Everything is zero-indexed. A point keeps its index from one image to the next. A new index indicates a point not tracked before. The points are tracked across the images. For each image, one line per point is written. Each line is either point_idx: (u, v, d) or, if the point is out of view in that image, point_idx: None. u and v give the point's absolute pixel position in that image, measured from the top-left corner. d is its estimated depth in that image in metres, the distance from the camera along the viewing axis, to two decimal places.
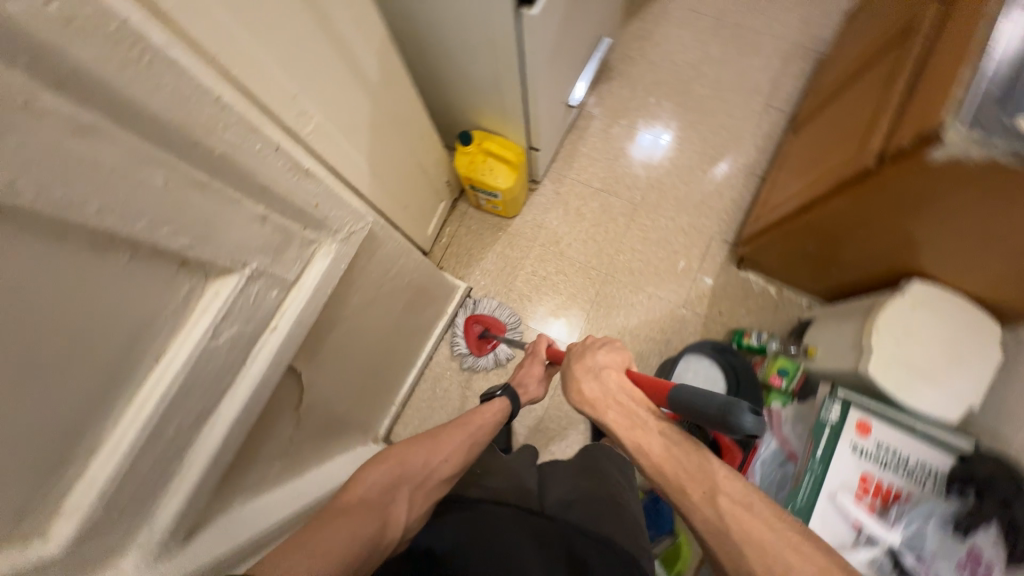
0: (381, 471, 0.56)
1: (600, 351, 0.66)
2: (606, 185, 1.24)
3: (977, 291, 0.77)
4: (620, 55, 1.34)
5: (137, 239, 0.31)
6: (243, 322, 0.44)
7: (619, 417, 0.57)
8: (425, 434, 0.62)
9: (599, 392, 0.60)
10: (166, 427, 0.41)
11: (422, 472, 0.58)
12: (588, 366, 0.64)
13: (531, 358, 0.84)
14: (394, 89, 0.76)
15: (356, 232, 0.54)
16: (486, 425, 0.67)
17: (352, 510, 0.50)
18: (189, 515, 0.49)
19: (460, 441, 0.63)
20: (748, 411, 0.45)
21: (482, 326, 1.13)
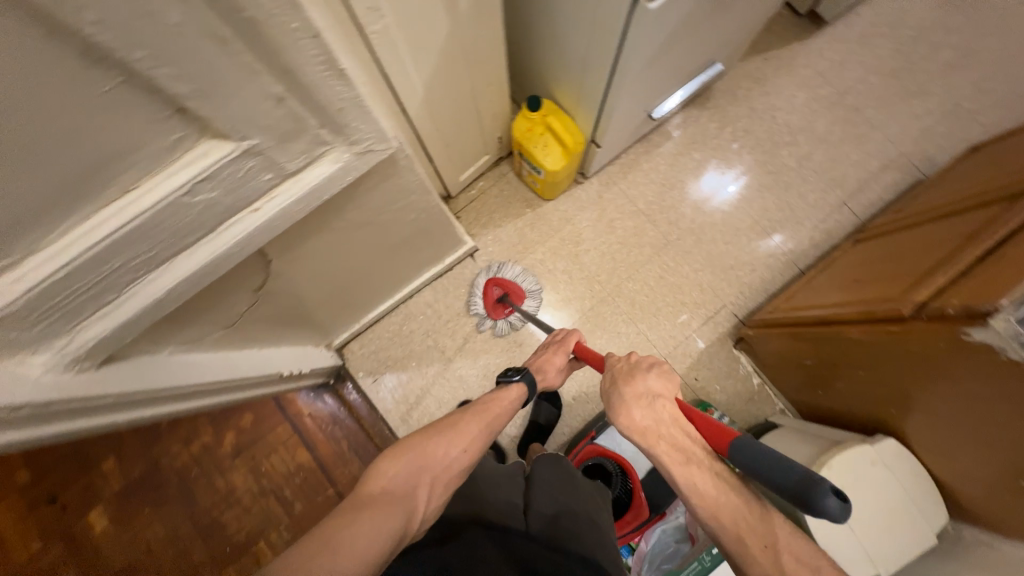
0: (400, 462, 0.53)
1: (651, 374, 0.59)
2: (648, 209, 1.19)
3: (941, 472, 0.75)
4: (726, 87, 1.25)
5: (134, 67, 0.29)
6: (224, 191, 0.42)
7: (670, 454, 0.50)
8: (443, 424, 0.59)
9: (651, 420, 0.53)
10: (112, 258, 0.40)
11: (442, 463, 0.55)
12: (640, 391, 0.57)
13: (557, 347, 0.82)
14: (483, 23, 0.71)
15: (375, 150, 0.50)
16: (504, 414, 0.65)
17: (375, 503, 0.48)
18: (112, 345, 0.49)
19: (478, 431, 0.60)
20: (831, 492, 0.40)
21: (500, 290, 1.11)
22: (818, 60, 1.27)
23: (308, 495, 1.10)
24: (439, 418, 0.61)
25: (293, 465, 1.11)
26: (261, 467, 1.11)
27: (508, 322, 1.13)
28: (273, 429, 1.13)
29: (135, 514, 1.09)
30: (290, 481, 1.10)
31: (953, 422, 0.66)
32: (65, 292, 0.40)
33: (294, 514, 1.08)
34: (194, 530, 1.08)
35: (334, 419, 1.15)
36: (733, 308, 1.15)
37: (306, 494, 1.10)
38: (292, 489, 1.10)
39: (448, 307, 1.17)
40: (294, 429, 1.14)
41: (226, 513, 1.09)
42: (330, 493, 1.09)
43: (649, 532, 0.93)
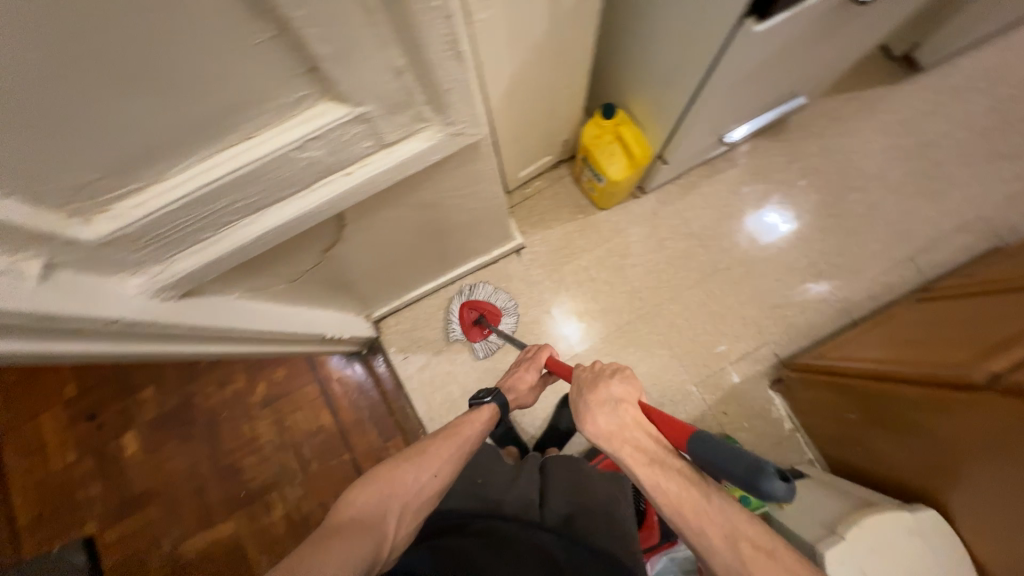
0: (370, 489, 0.57)
1: (613, 382, 0.60)
2: (702, 233, 1.17)
3: (969, 539, 0.72)
4: (802, 121, 1.21)
5: (289, 22, 0.31)
6: (327, 151, 0.44)
7: (632, 455, 0.52)
8: (413, 450, 0.62)
9: (614, 425, 0.55)
10: (218, 198, 0.43)
11: (411, 490, 0.58)
12: (602, 398, 0.58)
13: (529, 365, 0.84)
14: (577, 26, 0.71)
15: (466, 134, 0.51)
16: (475, 435, 0.68)
17: (345, 531, 0.51)
18: (193, 281, 0.52)
19: (448, 457, 0.63)
20: (774, 476, 0.44)
21: (476, 313, 1.11)
22: (905, 107, 1.22)
23: (324, 457, 1.13)
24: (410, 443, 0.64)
25: (315, 425, 1.14)
26: (284, 422, 1.15)
27: (487, 343, 1.13)
28: (301, 388, 1.17)
29: (164, 444, 1.15)
30: (309, 441, 1.14)
31: (993, 495, 0.64)
32: (171, 223, 0.43)
33: (308, 472, 1.12)
34: (214, 469, 1.14)
35: (359, 388, 1.17)
36: (775, 347, 1.11)
37: (322, 455, 1.13)
38: (310, 449, 1.13)
39: None
40: (320, 390, 1.16)
41: (246, 459, 1.13)
42: (345, 459, 1.12)
43: (658, 556, 0.90)
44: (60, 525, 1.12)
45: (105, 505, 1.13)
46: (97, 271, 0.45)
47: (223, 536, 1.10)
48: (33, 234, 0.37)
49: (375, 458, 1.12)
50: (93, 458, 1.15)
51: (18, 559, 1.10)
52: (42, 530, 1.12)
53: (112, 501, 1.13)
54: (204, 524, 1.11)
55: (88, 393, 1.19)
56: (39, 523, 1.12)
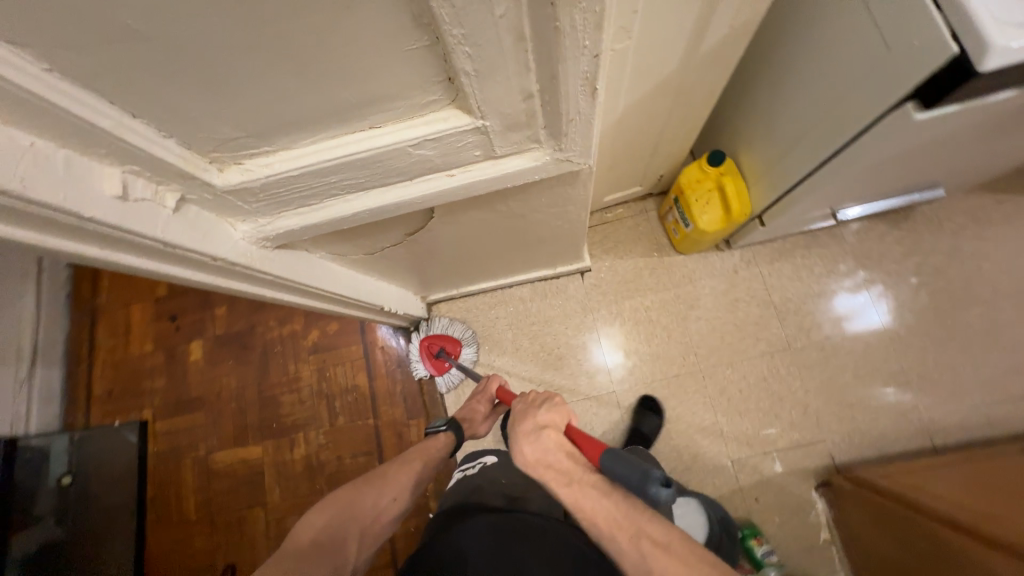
0: (332, 513, 0.67)
1: (539, 409, 0.62)
2: (783, 304, 1.09)
3: None
4: (935, 212, 1.08)
5: (444, 38, 0.31)
6: (438, 152, 0.45)
7: (556, 481, 0.56)
8: (373, 478, 0.73)
9: (539, 455, 0.58)
10: (332, 173, 0.46)
11: (369, 515, 0.69)
12: (527, 428, 0.60)
13: (480, 397, 0.93)
14: (711, 70, 0.68)
15: (573, 161, 0.51)
16: (430, 461, 0.78)
17: (310, 552, 0.61)
18: (288, 237, 0.56)
19: (403, 481, 0.73)
20: (659, 482, 0.50)
21: (433, 347, 1.13)
22: None
23: (351, 415, 1.19)
24: (372, 471, 0.74)
25: (350, 383, 1.21)
26: (325, 372, 1.22)
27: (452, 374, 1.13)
28: (347, 346, 1.23)
29: (221, 360, 1.27)
30: (343, 396, 1.20)
31: None
32: (287, 186, 0.47)
33: (334, 425, 1.19)
34: (256, 396, 1.24)
35: (399, 361, 1.21)
36: (833, 448, 1.01)
37: (349, 413, 1.19)
38: (340, 404, 1.20)
39: (539, 311, 1.17)
40: (364, 352, 1.22)
41: (284, 396, 1.22)
42: (369, 423, 1.18)
43: None
44: (125, 405, 1.28)
45: (162, 398, 1.27)
46: (217, 211, 0.49)
47: (249, 457, 1.20)
48: (178, 172, 0.41)
49: (395, 431, 1.17)
50: (163, 355, 1.30)
51: (88, 423, 1.27)
52: (111, 403, 1.28)
53: (169, 396, 1.27)
54: (236, 443, 1.22)
55: (173, 298, 1.34)
56: (109, 398, 1.29)
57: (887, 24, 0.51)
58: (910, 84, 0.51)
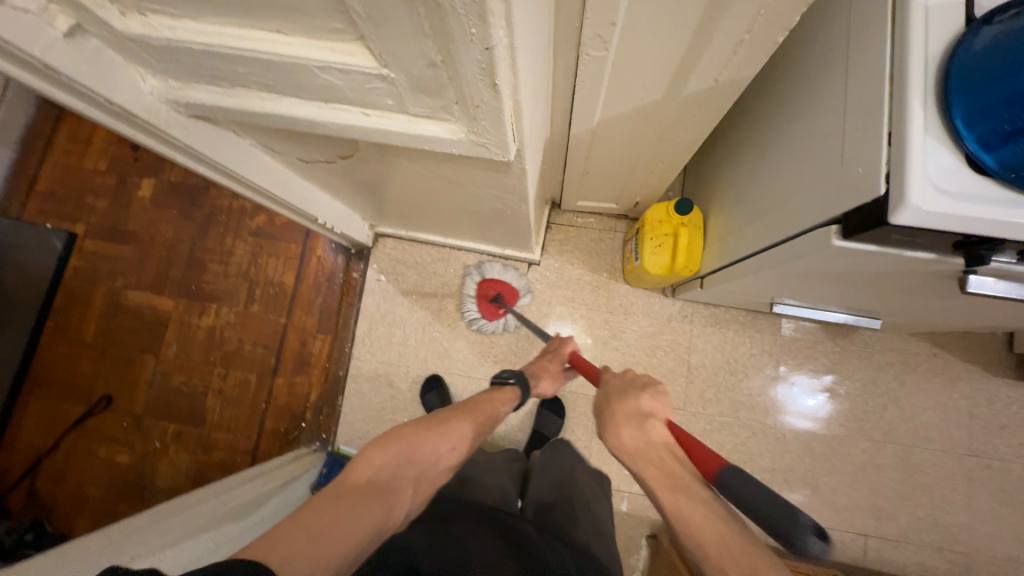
0: (397, 451, 0.63)
1: (644, 395, 0.66)
2: (696, 368, 1.10)
3: None
4: (872, 340, 1.08)
5: None
6: (346, 84, 0.43)
7: (658, 480, 0.55)
8: (434, 423, 0.69)
9: (640, 443, 0.59)
10: (238, 64, 0.44)
11: (428, 459, 0.66)
12: (631, 412, 0.64)
13: (553, 356, 0.94)
14: (694, 117, 0.65)
15: (489, 150, 0.49)
16: (492, 414, 0.77)
17: (365, 492, 0.57)
18: (201, 109, 0.55)
19: (464, 433, 0.71)
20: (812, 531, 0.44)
21: (493, 291, 1.11)
22: (984, 401, 1.05)
23: (266, 306, 1.21)
24: (434, 416, 0.71)
25: (277, 277, 1.22)
26: (258, 257, 1.23)
27: (506, 320, 1.12)
28: (287, 242, 1.23)
29: (166, 208, 1.26)
30: (265, 287, 1.22)
31: None
32: (194, 58, 0.44)
33: (249, 309, 1.21)
34: (187, 254, 1.24)
35: (330, 275, 1.22)
36: None
37: (266, 304, 1.21)
38: (261, 293, 1.22)
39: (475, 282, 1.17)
40: (300, 254, 1.22)
41: (213, 264, 1.23)
42: (280, 320, 1.20)
43: None
44: (61, 211, 1.27)
45: (99, 220, 1.27)
46: (123, 54, 0.47)
47: (160, 307, 1.22)
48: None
49: (301, 338, 1.20)
50: (114, 179, 1.29)
51: (20, 214, 1.27)
52: (47, 205, 1.27)
53: (106, 221, 1.27)
54: (153, 289, 1.23)
55: None
56: (49, 199, 1.28)
57: (850, 139, 0.49)
58: (844, 207, 0.49)
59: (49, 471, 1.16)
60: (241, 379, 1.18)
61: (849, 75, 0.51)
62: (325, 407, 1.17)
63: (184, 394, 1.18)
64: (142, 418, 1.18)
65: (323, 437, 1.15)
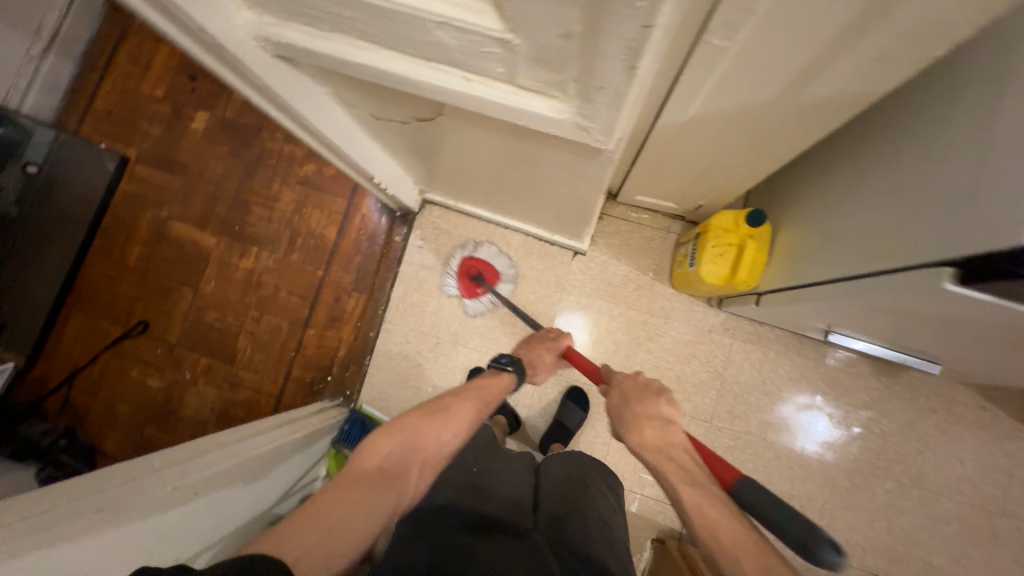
0: (399, 441, 0.66)
1: (663, 402, 0.68)
2: (730, 383, 1.08)
3: None
4: (920, 383, 1.04)
5: None
6: (458, 44, 0.40)
7: (677, 476, 0.59)
8: (437, 411, 0.72)
9: (660, 441, 0.63)
10: (344, 6, 0.41)
11: (433, 446, 0.69)
12: (651, 414, 0.67)
13: (551, 347, 0.94)
14: (799, 123, 0.60)
15: (591, 135, 0.46)
16: (494, 398, 0.79)
17: (373, 481, 0.60)
18: (288, 50, 0.52)
19: (467, 417, 0.74)
20: (829, 546, 0.50)
21: (473, 270, 1.12)
22: None
23: (305, 256, 1.21)
24: (436, 402, 0.73)
25: (319, 230, 1.21)
26: (303, 207, 1.22)
27: (484, 300, 1.14)
28: (334, 196, 1.22)
29: (218, 143, 1.26)
30: (307, 237, 1.21)
31: None
32: None
33: (288, 257, 1.21)
34: (233, 193, 1.24)
35: (372, 235, 1.21)
36: None
37: (306, 255, 1.21)
38: (302, 243, 1.22)
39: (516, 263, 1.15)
40: (345, 209, 1.22)
41: (258, 207, 1.23)
42: (317, 273, 1.20)
43: None
44: (116, 134, 1.27)
45: (151, 147, 1.27)
46: None
47: (202, 242, 1.23)
48: None
49: (336, 293, 1.20)
50: (169, 107, 1.28)
51: (76, 130, 1.28)
52: (103, 125, 1.28)
53: (158, 148, 1.27)
54: (196, 223, 1.24)
55: None
56: (106, 119, 1.28)
57: (987, 177, 0.45)
58: (959, 250, 0.45)
59: (85, 384, 1.21)
60: (273, 324, 1.19)
61: (1009, 101, 0.45)
62: (352, 364, 1.18)
63: (217, 330, 1.20)
64: (175, 347, 1.20)
65: (347, 393, 1.17)
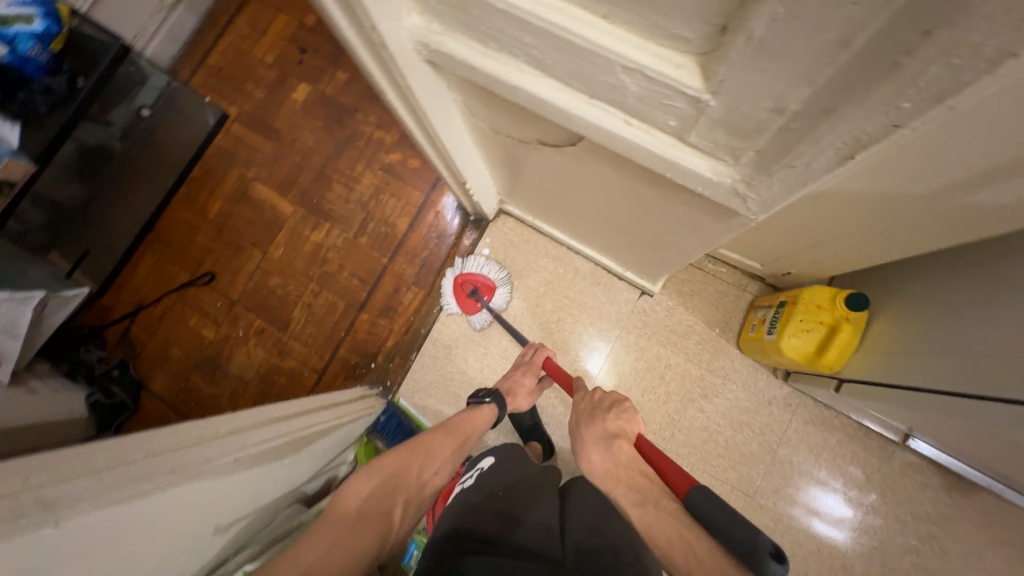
0: (379, 482, 0.68)
1: (610, 420, 0.73)
2: (781, 460, 1.02)
3: None
4: (997, 509, 0.95)
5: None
6: (637, 91, 0.38)
7: (627, 496, 0.60)
8: (414, 449, 0.74)
9: (609, 462, 0.65)
10: (528, 34, 0.40)
11: (413, 484, 0.71)
12: (599, 435, 0.70)
13: (528, 370, 0.93)
14: (950, 217, 0.57)
15: (744, 203, 0.44)
16: (472, 434, 0.81)
17: (353, 521, 0.62)
18: (440, 57, 0.52)
19: (446, 456, 0.76)
20: (772, 558, 0.47)
21: (469, 286, 1.13)
22: None
23: (374, 242, 1.23)
24: (410, 442, 0.76)
25: (392, 219, 1.23)
26: (381, 192, 1.24)
27: (480, 316, 1.13)
28: (413, 189, 1.24)
29: (314, 117, 1.29)
30: (379, 224, 1.23)
31: None
32: (483, 13, 0.41)
33: (357, 239, 1.23)
34: (319, 166, 1.27)
35: (441, 234, 1.22)
36: None
37: (374, 241, 1.23)
38: (374, 228, 1.23)
39: (580, 291, 1.13)
40: (421, 203, 1.23)
41: (339, 185, 1.26)
42: (381, 261, 1.22)
43: None
44: (221, 91, 1.33)
45: (251, 108, 1.32)
46: None
47: (280, 208, 1.27)
48: None
49: (396, 283, 1.21)
50: (275, 74, 1.33)
51: (186, 80, 1.34)
52: (212, 79, 1.33)
53: (256, 110, 1.32)
54: (279, 190, 1.28)
55: (314, 33, 1.33)
56: (216, 75, 1.33)
57: None
58: None
59: (145, 320, 1.25)
60: (330, 302, 1.21)
61: None
62: (397, 357, 1.18)
63: (277, 296, 1.23)
64: (234, 304, 1.24)
65: (387, 384, 1.16)
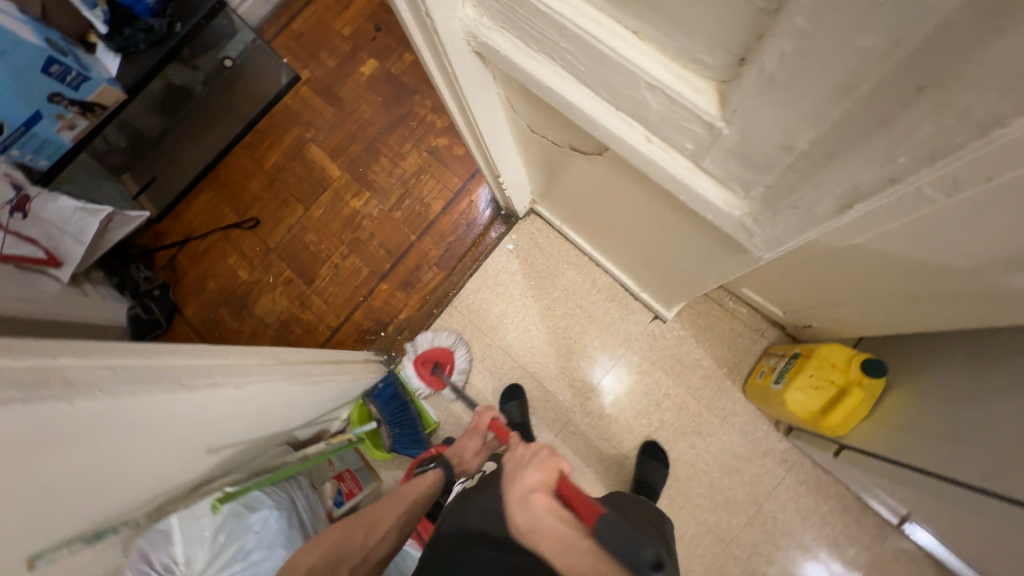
0: (322, 552, 0.68)
1: (529, 469, 0.64)
2: (764, 515, 0.98)
3: None
4: None
5: (772, 32, 0.26)
6: (659, 109, 0.39)
7: (548, 546, 0.54)
8: (358, 517, 0.74)
9: (529, 522, 0.57)
10: (566, 39, 0.41)
11: (357, 553, 0.69)
12: (517, 493, 0.61)
13: (472, 433, 0.91)
14: (988, 293, 0.53)
15: (752, 236, 0.44)
16: (417, 498, 0.79)
17: None
18: (487, 50, 0.54)
19: (390, 521, 0.74)
20: None
21: (426, 366, 1.12)
22: None
23: (407, 218, 1.27)
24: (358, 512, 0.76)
25: (428, 200, 1.28)
26: (423, 173, 1.29)
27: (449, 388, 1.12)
28: (453, 174, 1.28)
29: (376, 91, 1.36)
30: (415, 202, 1.28)
31: None
32: (528, 14, 0.43)
33: (392, 213, 1.28)
34: (371, 138, 1.34)
35: (471, 222, 1.25)
36: None
37: (407, 217, 1.27)
38: (409, 205, 1.28)
39: (593, 304, 1.13)
40: (458, 190, 1.27)
41: (386, 159, 1.32)
42: (410, 238, 1.26)
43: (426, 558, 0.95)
44: (298, 54, 1.42)
45: (321, 74, 1.40)
46: None
47: (328, 171, 1.34)
48: None
49: (419, 262, 1.25)
50: (349, 46, 1.40)
51: (270, 39, 1.44)
52: (292, 42, 1.43)
53: (325, 77, 1.40)
54: (331, 154, 1.35)
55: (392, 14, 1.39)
56: (296, 39, 1.43)
57: None
58: None
59: (190, 251, 1.36)
60: (356, 267, 1.27)
61: None
62: (406, 331, 1.22)
63: (309, 252, 1.30)
64: (270, 252, 1.32)
65: (392, 354, 1.21)
